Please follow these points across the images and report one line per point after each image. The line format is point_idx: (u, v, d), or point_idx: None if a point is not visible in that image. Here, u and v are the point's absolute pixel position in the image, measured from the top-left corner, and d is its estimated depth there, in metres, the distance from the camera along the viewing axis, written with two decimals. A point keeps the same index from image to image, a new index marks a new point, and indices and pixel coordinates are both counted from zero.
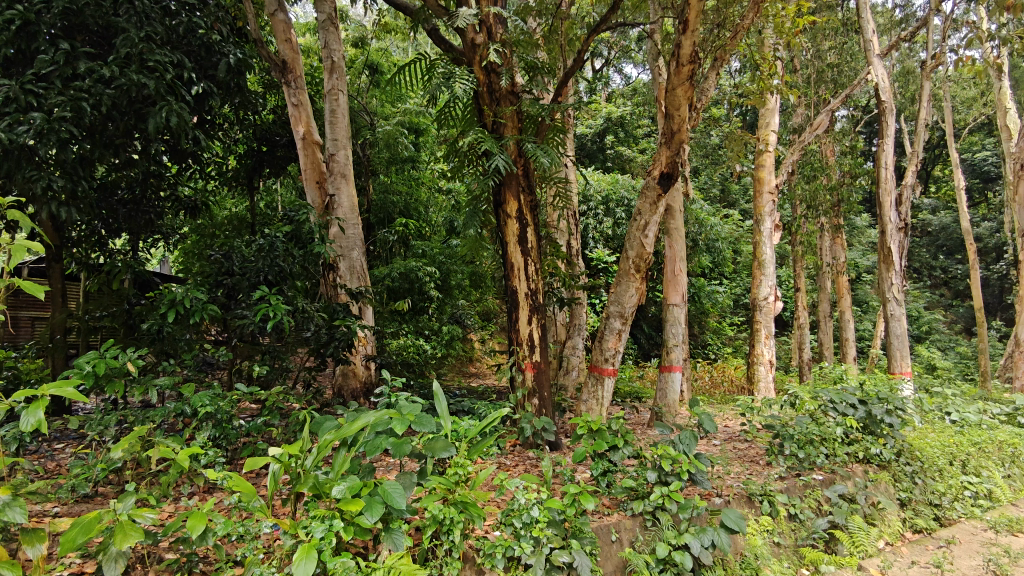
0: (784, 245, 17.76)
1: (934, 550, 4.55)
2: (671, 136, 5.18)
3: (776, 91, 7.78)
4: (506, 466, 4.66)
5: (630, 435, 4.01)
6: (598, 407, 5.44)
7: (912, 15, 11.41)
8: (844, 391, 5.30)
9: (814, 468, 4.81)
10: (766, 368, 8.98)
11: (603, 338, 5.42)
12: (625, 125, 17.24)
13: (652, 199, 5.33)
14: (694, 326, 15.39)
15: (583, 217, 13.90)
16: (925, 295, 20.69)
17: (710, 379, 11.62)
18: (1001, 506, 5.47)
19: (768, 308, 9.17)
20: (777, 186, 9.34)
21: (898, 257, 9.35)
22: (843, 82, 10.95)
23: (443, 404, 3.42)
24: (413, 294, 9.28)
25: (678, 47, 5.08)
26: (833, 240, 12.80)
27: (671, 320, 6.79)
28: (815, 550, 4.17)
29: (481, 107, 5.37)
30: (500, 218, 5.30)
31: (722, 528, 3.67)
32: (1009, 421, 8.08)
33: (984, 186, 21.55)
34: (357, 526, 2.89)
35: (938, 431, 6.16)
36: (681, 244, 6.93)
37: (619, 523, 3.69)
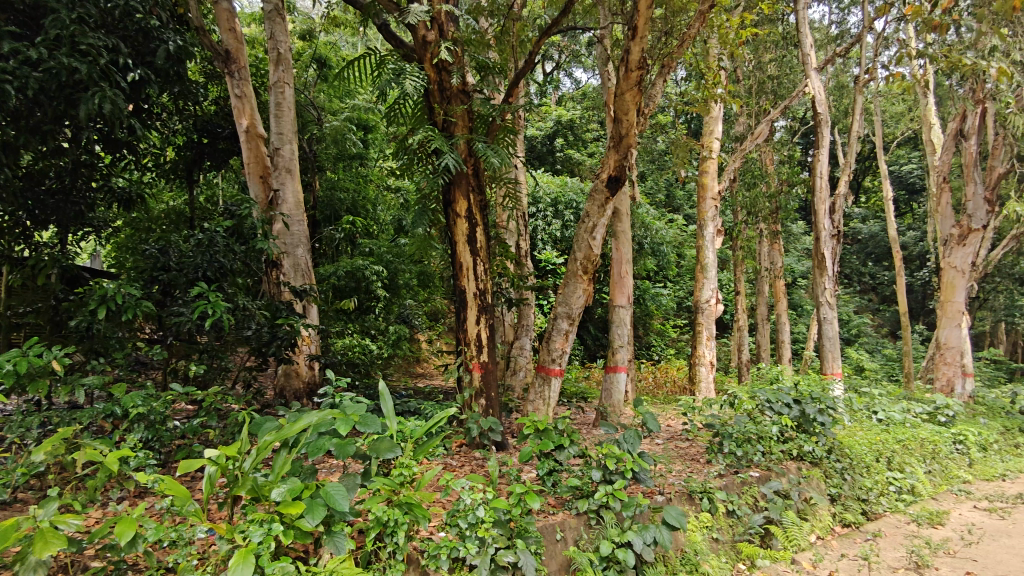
0: (725, 250, 18.32)
1: (862, 543, 4.76)
2: (619, 140, 5.25)
3: (720, 100, 8.00)
4: (451, 466, 4.62)
5: (576, 435, 4.07)
6: (544, 407, 5.46)
7: (846, 33, 11.92)
8: (779, 391, 5.51)
9: (751, 466, 4.96)
10: (707, 369, 9.19)
11: (550, 339, 5.45)
12: (575, 128, 17.53)
13: (600, 202, 5.41)
14: (639, 327, 15.70)
15: (532, 218, 13.98)
16: (855, 300, 21.70)
17: (653, 380, 11.83)
18: (922, 500, 5.81)
19: (710, 310, 9.40)
20: (720, 192, 9.62)
21: (832, 263, 9.75)
22: (783, 93, 11.63)
23: (389, 404, 3.39)
24: (359, 293, 9.12)
25: (627, 53, 5.15)
26: (771, 246, 13.25)
27: (617, 321, 6.90)
28: (752, 545, 4.30)
29: (432, 105, 5.32)
30: (449, 218, 5.27)
31: (664, 524, 3.75)
32: (930, 420, 8.55)
33: (909, 197, 22.80)
34: (297, 530, 2.82)
35: (866, 429, 6.47)
36: (627, 246, 7.04)
37: (563, 522, 3.70)
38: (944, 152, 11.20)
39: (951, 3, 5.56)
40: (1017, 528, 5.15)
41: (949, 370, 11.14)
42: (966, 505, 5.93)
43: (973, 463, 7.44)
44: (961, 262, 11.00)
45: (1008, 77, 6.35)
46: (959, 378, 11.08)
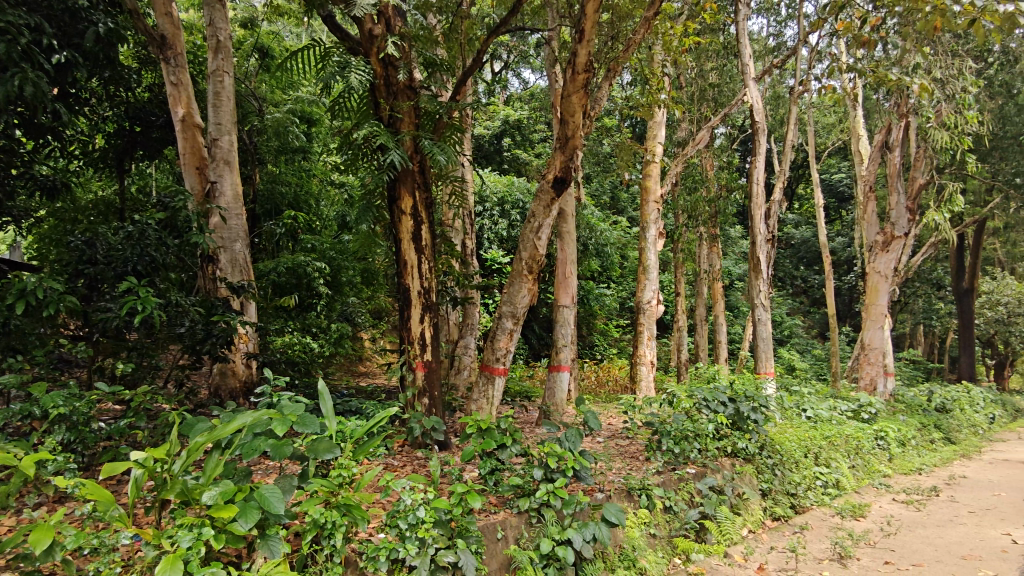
0: (666, 252, 18.78)
1: (790, 536, 4.95)
2: (565, 141, 5.30)
3: (663, 105, 8.20)
4: (393, 466, 4.55)
5: (518, 433, 4.07)
6: (488, 406, 5.46)
7: (782, 45, 12.41)
8: (715, 390, 5.69)
9: (688, 463, 5.09)
10: (647, 368, 9.40)
11: (494, 338, 5.46)
12: (522, 129, 17.64)
13: (545, 202, 5.43)
14: (583, 327, 15.93)
15: (479, 217, 13.98)
16: (788, 302, 22.60)
17: (596, 378, 12.00)
18: (845, 494, 6.13)
19: (651, 311, 9.59)
20: (662, 196, 9.85)
21: (766, 266, 10.11)
22: (723, 101, 12.00)
23: (328, 404, 3.33)
24: (300, 289, 8.85)
25: (574, 55, 5.21)
26: (709, 248, 13.64)
27: (561, 321, 6.96)
28: (687, 540, 4.42)
29: (378, 100, 5.24)
30: (394, 215, 5.20)
31: (603, 521, 3.81)
32: (854, 417, 8.99)
33: (838, 205, 23.91)
34: (229, 534, 2.73)
35: (796, 427, 6.75)
36: (571, 247, 7.12)
37: (505, 521, 3.69)
38: (871, 163, 11.79)
39: (878, 20, 5.83)
40: (930, 519, 5.46)
41: (872, 370, 11.69)
42: (886, 498, 6.26)
43: (893, 458, 7.86)
44: (884, 266, 11.62)
45: (929, 93, 6.72)
46: (881, 377, 11.66)
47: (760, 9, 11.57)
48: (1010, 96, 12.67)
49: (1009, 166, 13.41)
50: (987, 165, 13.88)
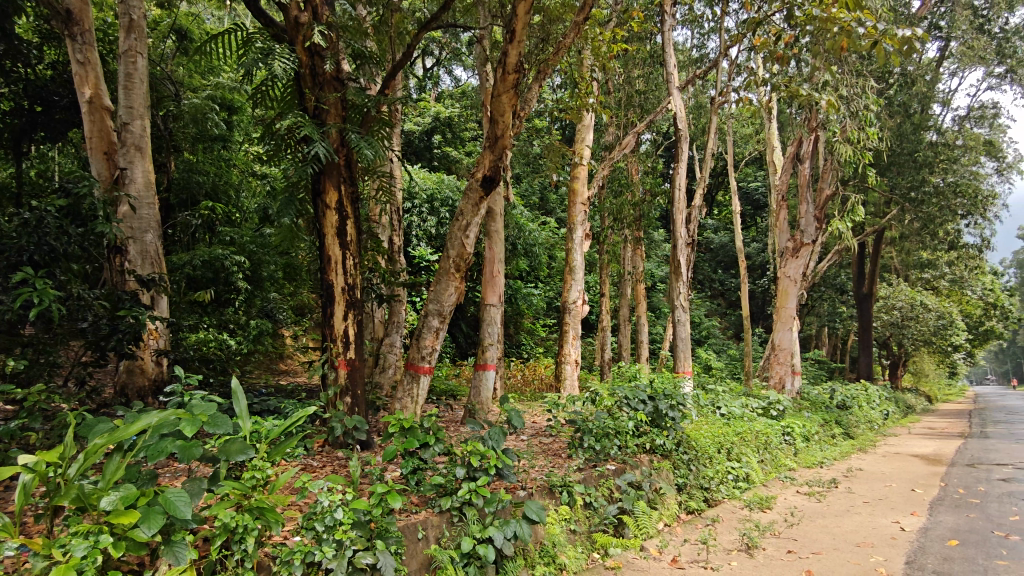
0: (592, 253, 19.18)
1: (703, 528, 5.14)
2: (494, 141, 5.30)
3: (591, 109, 8.35)
4: (311, 467, 4.42)
5: (442, 432, 4.05)
6: (413, 406, 5.40)
7: (705, 57, 12.91)
8: (636, 388, 5.86)
9: (609, 459, 5.19)
10: (571, 367, 9.56)
11: (420, 337, 5.40)
12: (452, 126, 17.58)
13: (474, 201, 5.41)
14: (510, 326, 16.05)
15: (407, 214, 13.83)
16: (706, 304, 23.57)
17: (522, 377, 12.10)
18: (754, 487, 6.45)
19: (576, 311, 9.75)
20: (589, 199, 10.04)
21: (686, 269, 10.48)
22: (648, 108, 12.36)
23: (242, 403, 3.21)
24: (216, 284, 8.48)
25: (504, 55, 5.21)
26: (634, 251, 14.02)
27: (488, 320, 6.96)
28: (606, 535, 4.53)
29: (302, 89, 5.06)
30: (318, 209, 5.04)
31: (525, 519, 3.86)
32: (764, 413, 9.47)
33: (754, 212, 25.13)
34: (131, 541, 2.57)
35: (710, 423, 7.04)
36: (500, 247, 7.13)
37: (426, 520, 3.64)
38: (784, 174, 12.44)
39: (792, 38, 6.14)
40: (830, 509, 5.81)
41: (781, 369, 12.35)
42: (790, 490, 6.62)
43: (797, 452, 8.34)
44: (794, 271, 12.30)
45: (836, 109, 7.14)
46: (789, 376, 12.32)
47: (685, 21, 11.99)
48: (906, 115, 13.65)
49: (905, 181, 14.48)
50: (886, 179, 14.81)
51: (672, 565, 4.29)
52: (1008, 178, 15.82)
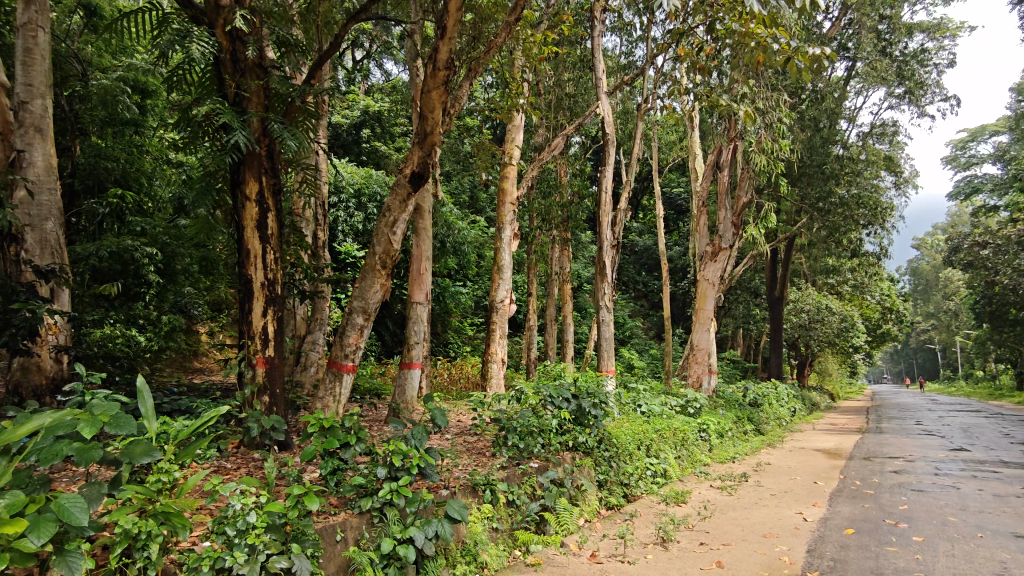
0: (520, 253, 19.35)
1: (621, 523, 5.27)
2: (424, 137, 5.23)
3: (521, 110, 8.40)
4: (226, 468, 4.23)
5: (363, 432, 3.99)
6: (335, 405, 5.26)
7: (632, 64, 13.26)
8: (560, 387, 5.94)
9: (532, 457, 5.23)
10: (498, 366, 9.58)
11: (344, 335, 5.28)
12: (382, 120, 17.30)
13: (401, 197, 5.33)
14: (437, 324, 15.96)
15: (333, 208, 13.51)
16: (630, 305, 24.22)
17: (448, 375, 12.05)
18: (671, 482, 6.69)
19: (503, 310, 9.79)
20: (518, 199, 10.08)
21: (611, 270, 10.71)
22: (577, 111, 12.57)
23: (148, 403, 3.04)
24: (125, 277, 7.89)
25: (435, 51, 5.17)
26: (561, 252, 14.21)
27: (414, 318, 6.86)
28: (528, 532, 4.56)
29: (222, 75, 4.84)
30: (237, 200, 4.83)
31: (446, 518, 3.84)
32: (682, 411, 9.83)
33: (676, 217, 26.01)
34: (17, 552, 2.39)
35: (631, 421, 7.24)
36: (428, 244, 7.06)
37: (344, 522, 3.56)
38: (705, 180, 12.93)
39: (713, 50, 6.37)
40: (739, 502, 6.09)
41: (699, 368, 12.83)
42: (705, 485, 6.89)
43: (712, 448, 8.70)
44: (712, 274, 12.80)
45: (752, 120, 7.47)
46: (706, 375, 12.82)
47: (615, 28, 12.25)
48: (816, 129, 14.45)
49: (814, 191, 15.36)
50: (797, 189, 15.68)
51: (591, 560, 4.38)
52: (904, 192, 17.05)
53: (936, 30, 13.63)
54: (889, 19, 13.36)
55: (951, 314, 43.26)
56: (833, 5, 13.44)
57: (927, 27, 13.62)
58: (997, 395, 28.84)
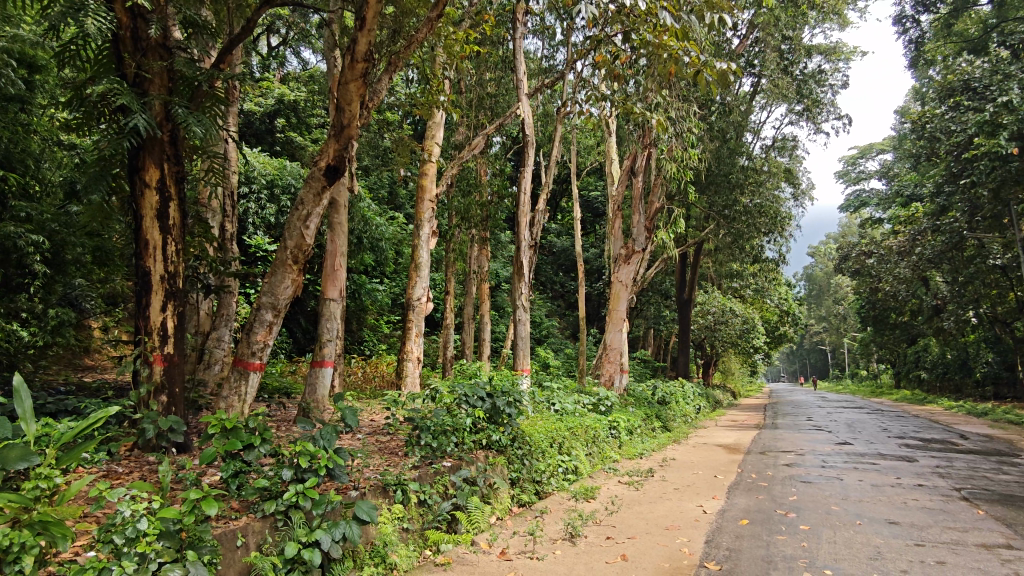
0: (439, 251, 19.26)
1: (532, 520, 5.35)
2: (340, 129, 5.08)
3: (442, 107, 8.34)
4: (116, 472, 3.96)
5: (269, 433, 3.87)
6: (239, 405, 5.03)
7: (553, 67, 13.46)
8: (475, 386, 5.94)
9: (444, 456, 5.21)
10: (413, 364, 9.45)
11: (251, 332, 5.05)
12: (298, 110, 16.77)
13: (316, 190, 5.17)
14: (353, 322, 15.66)
15: (243, 199, 12.97)
16: (547, 305, 24.64)
17: (362, 373, 11.81)
18: (581, 478, 6.87)
19: (420, 308, 9.68)
20: (437, 196, 10.01)
21: (528, 270, 10.81)
22: (498, 111, 12.63)
23: (26, 403, 2.80)
24: (6, 267, 7.37)
25: (353, 42, 5.04)
26: (479, 251, 14.22)
27: (327, 315, 6.65)
28: (438, 532, 4.53)
29: (120, 53, 4.53)
30: (134, 187, 4.52)
31: (355, 519, 3.75)
32: (594, 408, 10.09)
33: (593, 220, 26.67)
34: None
35: (545, 419, 7.37)
36: (343, 240, 6.88)
37: (246, 526, 3.41)
38: (621, 185, 13.31)
39: (629, 59, 6.52)
40: (645, 497, 6.31)
41: (611, 367, 13.21)
42: (613, 480, 7.11)
43: (621, 444, 8.98)
44: (625, 276, 13.25)
45: (664, 129, 7.76)
46: (617, 374, 13.17)
47: (535, 31, 12.37)
48: (724, 140, 15.17)
49: (721, 200, 16.15)
50: (706, 197, 16.42)
51: (501, 557, 4.41)
52: (801, 203, 18.19)
53: (832, 53, 14.63)
54: (791, 40, 14.19)
55: (840, 317, 46.65)
56: (741, 23, 14.16)
57: (824, 49, 14.59)
58: (877, 392, 31.32)
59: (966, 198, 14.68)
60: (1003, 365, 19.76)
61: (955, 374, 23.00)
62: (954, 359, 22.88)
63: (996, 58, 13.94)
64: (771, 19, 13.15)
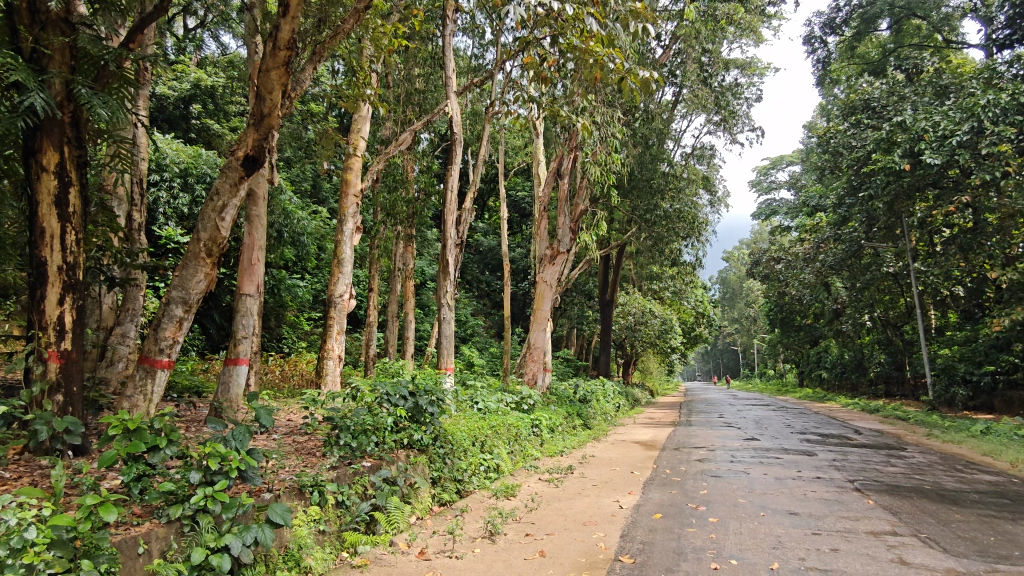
0: (363, 247, 18.93)
1: (452, 518, 5.34)
2: (260, 118, 4.89)
3: (368, 101, 8.14)
4: (2, 477, 3.66)
5: (175, 433, 3.67)
6: (145, 404, 4.76)
7: (482, 66, 13.49)
8: (398, 385, 5.85)
9: (364, 456, 5.12)
10: (334, 362, 9.21)
11: (159, 327, 4.79)
12: (216, 97, 16.07)
13: (232, 181, 4.96)
14: (271, 318, 15.15)
15: (153, 187, 12.32)
16: (473, 303, 24.68)
17: (280, 372, 11.42)
18: (502, 476, 6.94)
19: (343, 305, 9.44)
20: (361, 191, 9.79)
21: (454, 268, 10.75)
22: (426, 107, 12.52)
23: None
24: None
25: (276, 29, 4.84)
26: (405, 248, 14.05)
27: (243, 311, 6.38)
28: (355, 533, 4.45)
29: (15, 26, 4.21)
30: (29, 170, 4.19)
31: (268, 523, 3.62)
32: (517, 406, 10.20)
33: (520, 220, 26.93)
34: None
35: (468, 418, 7.38)
36: (261, 234, 6.62)
37: (149, 532, 3.23)
38: (547, 186, 13.49)
39: (556, 61, 6.57)
40: (564, 494, 6.43)
41: (534, 366, 13.37)
42: (533, 478, 7.20)
43: (543, 442, 9.10)
44: (550, 277, 13.48)
45: (589, 134, 7.89)
46: (540, 373, 13.36)
47: (465, 29, 12.36)
48: (647, 147, 15.64)
49: (643, 204, 16.63)
50: (629, 202, 16.92)
51: (419, 557, 4.37)
52: (717, 209, 19.01)
53: (748, 68, 15.37)
54: (710, 53, 14.71)
55: (750, 319, 49.15)
56: (664, 34, 14.64)
57: (741, 64, 15.28)
58: (783, 390, 33.21)
59: (864, 210, 15.78)
60: (893, 365, 21.00)
61: (852, 373, 24.69)
62: (851, 359, 24.51)
63: (893, 80, 15.04)
64: (692, 32, 13.65)
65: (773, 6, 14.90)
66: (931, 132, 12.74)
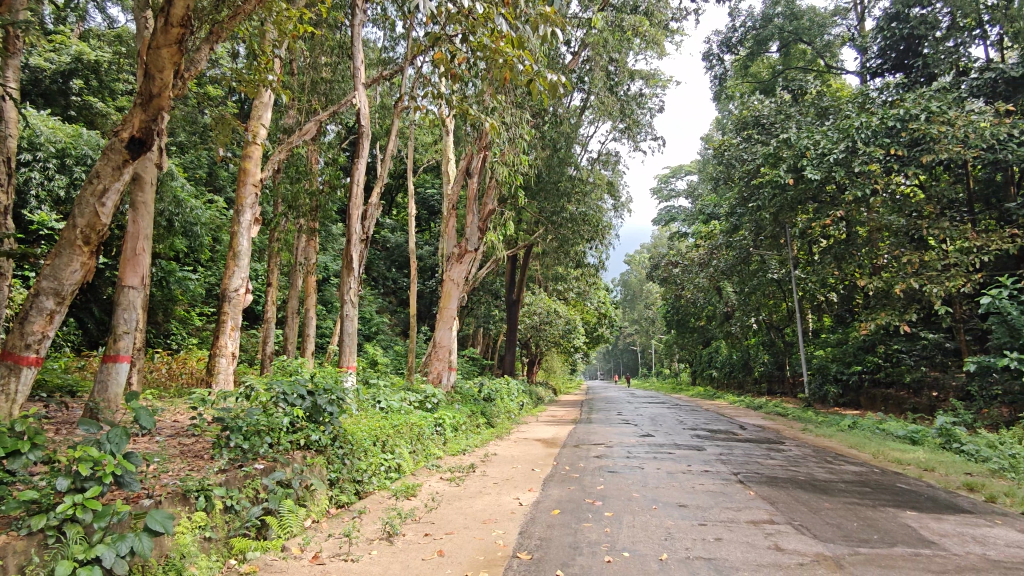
0: (261, 239, 18.13)
1: (348, 521, 5.19)
2: (148, 99, 4.55)
3: (270, 87, 7.75)
4: None
5: (41, 437, 3.36)
6: (6, 406, 4.28)
7: (393, 60, 13.25)
8: (295, 383, 5.65)
9: (256, 459, 4.91)
10: (227, 360, 8.72)
11: (26, 321, 4.35)
12: (100, 73, 14.86)
13: (115, 163, 4.59)
14: (158, 313, 14.19)
15: (24, 167, 11.23)
16: (378, 300, 24.23)
17: (167, 370, 10.72)
18: (403, 476, 6.86)
19: (238, 300, 8.96)
20: (261, 180, 9.35)
21: (359, 263, 10.46)
22: (333, 98, 12.17)
23: None
24: None
25: (169, 3, 4.47)
26: (307, 242, 13.58)
27: (124, 305, 5.89)
28: (245, 539, 4.24)
29: None
30: None
31: (146, 531, 3.38)
32: (420, 405, 10.11)
33: (429, 217, 26.73)
34: None
35: (368, 418, 7.23)
36: (147, 221, 6.16)
37: (5, 546, 2.92)
38: (456, 185, 13.49)
39: (467, 59, 6.53)
40: (464, 492, 6.43)
41: (439, 364, 13.31)
42: (434, 477, 7.16)
43: (445, 441, 9.06)
44: (457, 276, 13.51)
45: (498, 134, 7.90)
46: (445, 371, 13.33)
47: (375, 20, 12.10)
48: (555, 150, 15.95)
49: (550, 205, 16.95)
50: (536, 203, 17.21)
51: (313, 561, 4.22)
52: (620, 214, 19.66)
53: (651, 79, 16.00)
54: (616, 62, 15.19)
55: (649, 320, 51.33)
56: (574, 40, 14.96)
57: (645, 75, 15.86)
58: (676, 389, 34.86)
59: (753, 219, 16.84)
60: (774, 365, 22.59)
61: (738, 372, 26.32)
62: (738, 359, 26.09)
63: (780, 99, 16.17)
64: (599, 40, 14.04)
65: (676, 22, 15.60)
66: (813, 150, 13.56)
